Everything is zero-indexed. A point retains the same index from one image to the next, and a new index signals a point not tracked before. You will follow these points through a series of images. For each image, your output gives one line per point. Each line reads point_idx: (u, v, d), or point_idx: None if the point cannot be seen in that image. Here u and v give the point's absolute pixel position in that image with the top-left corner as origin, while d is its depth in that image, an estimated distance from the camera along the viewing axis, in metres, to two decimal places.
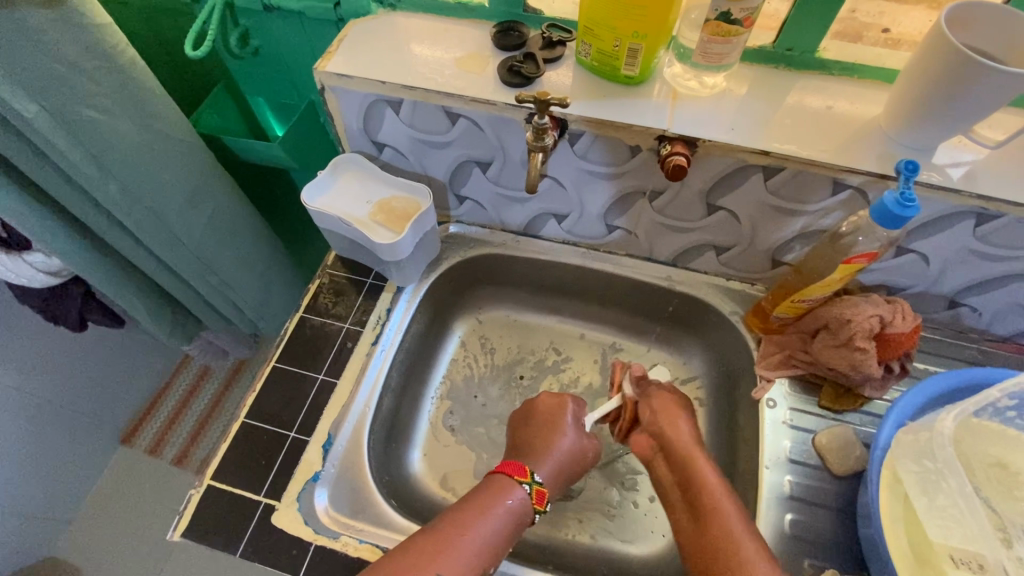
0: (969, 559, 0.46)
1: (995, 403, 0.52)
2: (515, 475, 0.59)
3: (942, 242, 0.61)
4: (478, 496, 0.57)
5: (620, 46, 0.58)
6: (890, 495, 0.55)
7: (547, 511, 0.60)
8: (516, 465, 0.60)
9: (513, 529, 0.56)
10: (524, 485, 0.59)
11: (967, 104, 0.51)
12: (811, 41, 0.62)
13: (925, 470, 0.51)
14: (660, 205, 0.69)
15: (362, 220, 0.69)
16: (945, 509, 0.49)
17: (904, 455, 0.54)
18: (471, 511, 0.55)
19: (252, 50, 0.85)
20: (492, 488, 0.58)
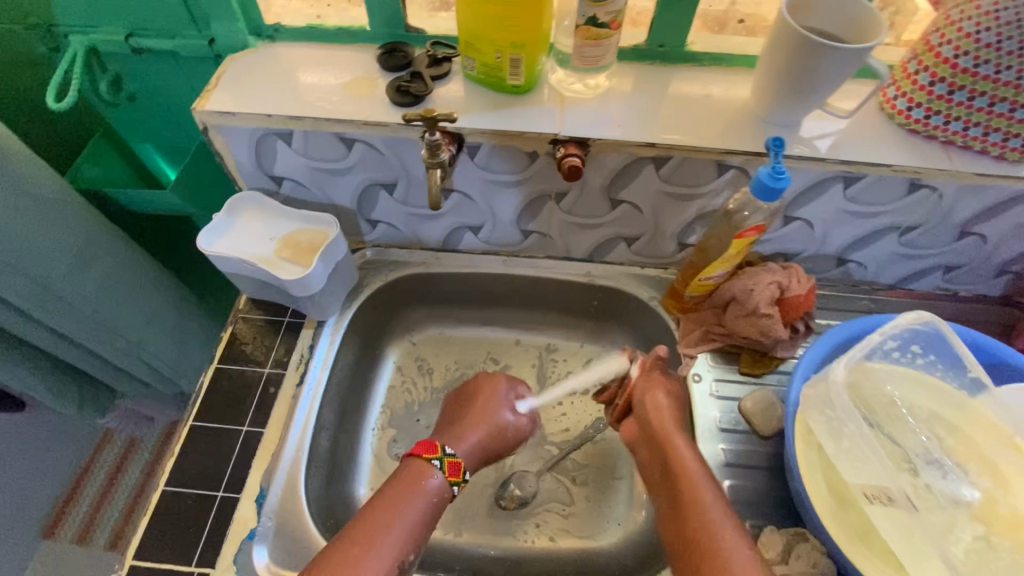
0: (879, 494, 0.52)
1: (882, 345, 0.59)
2: (424, 454, 0.57)
3: (821, 207, 0.67)
4: (394, 487, 0.55)
5: (501, 57, 0.59)
6: (805, 447, 0.58)
7: (467, 481, 0.58)
8: (425, 444, 0.59)
9: (433, 515, 0.55)
10: (435, 460, 0.57)
11: (816, 81, 0.56)
12: (679, 37, 0.66)
13: (830, 419, 0.55)
14: (567, 205, 0.71)
15: (267, 258, 0.66)
16: (851, 451, 0.54)
17: (812, 408, 0.57)
18: (389, 506, 0.53)
19: (127, 95, 0.80)
20: (404, 478, 0.55)
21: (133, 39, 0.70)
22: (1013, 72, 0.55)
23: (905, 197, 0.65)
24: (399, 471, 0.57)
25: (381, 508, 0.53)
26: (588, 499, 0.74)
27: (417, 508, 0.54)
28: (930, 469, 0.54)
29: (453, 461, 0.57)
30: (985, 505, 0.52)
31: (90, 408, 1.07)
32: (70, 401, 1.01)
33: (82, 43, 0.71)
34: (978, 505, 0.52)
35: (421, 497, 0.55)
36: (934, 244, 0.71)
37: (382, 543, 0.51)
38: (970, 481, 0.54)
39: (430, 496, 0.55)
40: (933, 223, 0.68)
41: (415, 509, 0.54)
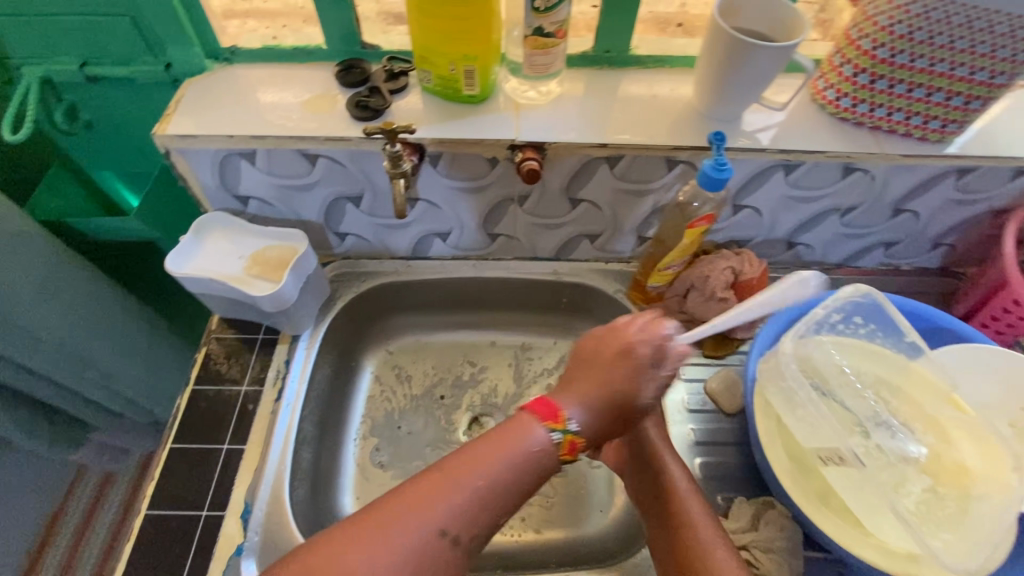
0: (831, 455, 0.56)
1: (828, 318, 0.64)
2: (545, 418, 0.50)
3: (766, 195, 0.71)
4: (497, 434, 0.49)
5: (455, 69, 0.62)
6: (764, 418, 0.62)
7: (576, 460, 0.52)
8: (547, 406, 0.51)
9: (535, 481, 0.49)
10: (554, 431, 0.50)
11: (750, 78, 0.60)
12: (623, 42, 0.70)
13: (784, 390, 0.60)
14: (530, 207, 0.74)
15: (237, 276, 0.67)
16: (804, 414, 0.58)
17: (769, 379, 0.61)
18: (483, 454, 0.47)
19: (83, 123, 0.80)
20: (509, 430, 0.49)
21: (88, 67, 0.71)
22: (926, 60, 0.60)
23: (842, 180, 0.69)
24: (506, 421, 0.50)
25: (477, 452, 0.47)
26: (570, 490, 0.76)
27: (517, 466, 0.48)
28: (880, 430, 0.57)
29: (574, 440, 0.50)
30: (931, 460, 0.56)
31: (59, 445, 1.06)
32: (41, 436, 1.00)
33: (36, 74, 0.71)
34: (926, 460, 0.56)
35: (520, 452, 0.48)
36: (873, 223, 0.76)
37: (473, 495, 0.46)
38: (917, 439, 0.57)
39: (539, 462, 0.49)
40: (870, 203, 0.73)
41: (517, 463, 0.48)
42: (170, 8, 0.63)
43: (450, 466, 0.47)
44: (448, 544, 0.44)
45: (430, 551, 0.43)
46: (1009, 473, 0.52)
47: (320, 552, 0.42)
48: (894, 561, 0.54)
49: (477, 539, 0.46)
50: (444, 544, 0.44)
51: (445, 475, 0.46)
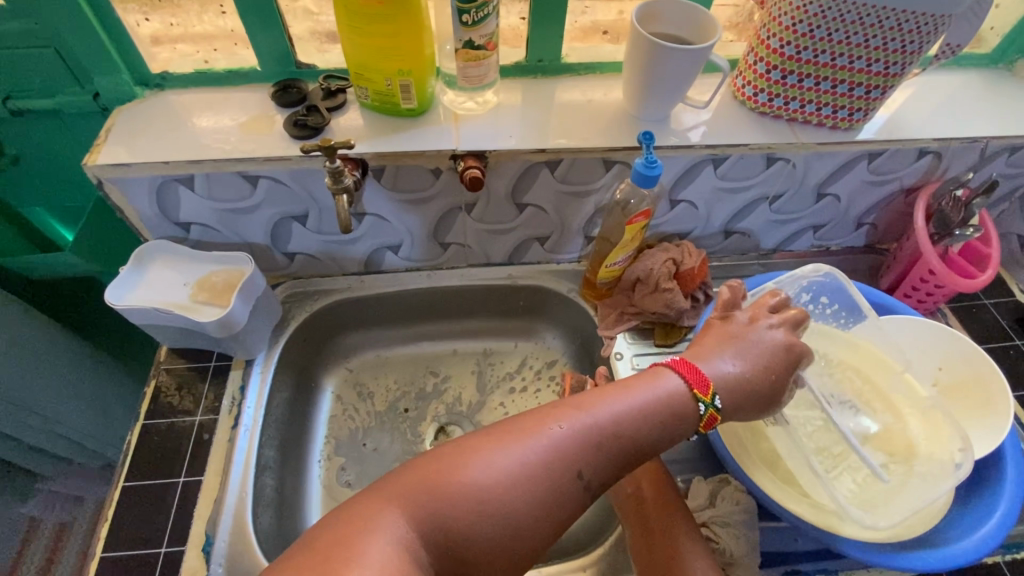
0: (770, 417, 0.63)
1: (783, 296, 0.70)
2: (695, 389, 0.52)
3: (699, 188, 0.75)
4: (640, 378, 0.53)
5: (391, 84, 0.63)
6: None
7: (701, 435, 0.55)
8: (699, 377, 0.53)
9: (670, 439, 0.52)
10: (701, 404, 0.52)
11: (672, 79, 0.64)
12: (554, 51, 0.73)
13: None
14: (478, 214, 0.75)
15: (184, 303, 0.66)
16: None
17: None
18: (628, 390, 0.51)
19: (9, 159, 0.77)
20: (650, 382, 0.53)
21: (12, 102, 0.68)
22: (828, 55, 0.65)
23: (767, 170, 0.74)
24: (647, 368, 0.55)
25: (622, 394, 0.51)
26: None
27: (655, 415, 0.50)
28: (841, 408, 0.65)
29: (714, 416, 0.53)
30: (883, 437, 0.63)
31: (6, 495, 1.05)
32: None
33: None
34: (883, 436, 0.63)
35: (662, 399, 0.51)
36: (800, 208, 0.81)
37: (611, 439, 0.48)
38: (874, 416, 0.64)
39: (678, 420, 0.52)
40: (794, 190, 0.78)
41: (658, 412, 0.51)
42: (93, 36, 0.61)
43: (592, 404, 0.49)
44: (577, 482, 0.46)
45: (565, 482, 0.46)
46: (950, 450, 0.57)
47: (459, 453, 0.46)
48: (820, 514, 0.58)
49: (604, 483, 0.48)
50: (577, 481, 0.46)
51: (584, 410, 0.49)
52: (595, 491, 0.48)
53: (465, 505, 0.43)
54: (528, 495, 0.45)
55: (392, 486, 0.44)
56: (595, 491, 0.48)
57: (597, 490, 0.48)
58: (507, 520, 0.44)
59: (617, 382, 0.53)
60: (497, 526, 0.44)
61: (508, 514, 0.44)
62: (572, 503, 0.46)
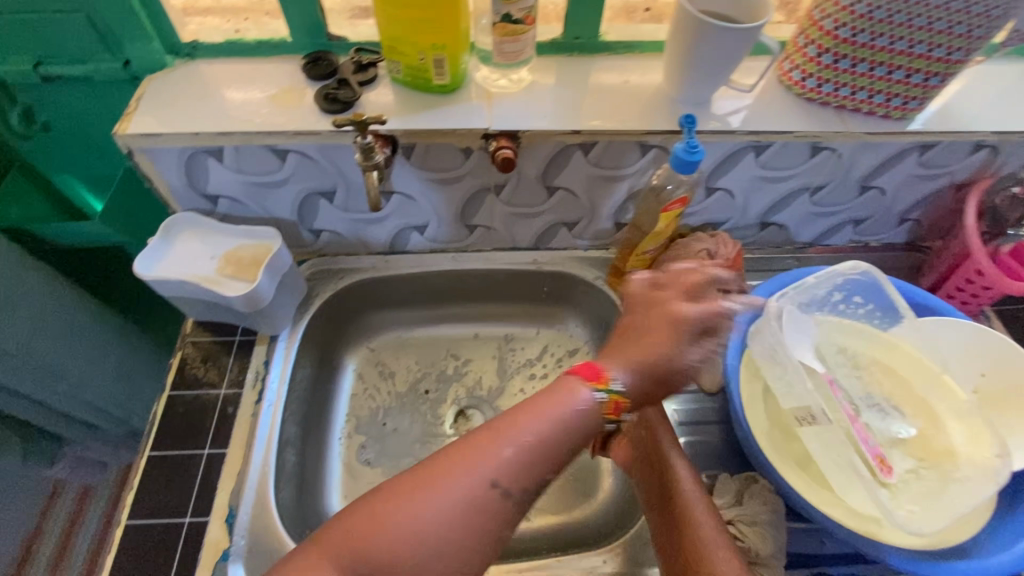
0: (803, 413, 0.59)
1: (829, 294, 0.66)
2: (590, 380, 0.53)
3: (738, 177, 0.72)
4: (544, 390, 0.52)
5: (424, 59, 0.61)
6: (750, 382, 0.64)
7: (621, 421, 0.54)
8: (591, 370, 0.54)
9: (586, 434, 0.51)
10: (598, 392, 0.52)
11: (718, 60, 0.61)
12: (592, 29, 0.70)
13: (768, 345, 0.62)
14: (507, 196, 0.73)
15: (210, 277, 0.65)
16: (784, 378, 0.60)
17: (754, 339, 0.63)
18: (536, 405, 0.50)
19: (40, 126, 0.77)
20: (553, 388, 0.52)
21: (42, 67, 0.68)
22: (886, 39, 0.61)
23: (810, 160, 0.71)
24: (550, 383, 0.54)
25: (533, 406, 0.50)
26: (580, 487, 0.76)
27: (567, 426, 0.50)
28: (872, 412, 0.61)
29: (618, 400, 0.53)
30: (918, 442, 0.59)
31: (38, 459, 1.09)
32: (12, 454, 1.00)
33: None
34: (916, 442, 0.59)
35: (571, 408, 0.50)
36: (842, 201, 0.78)
37: (524, 452, 0.48)
38: (906, 421, 0.61)
39: (590, 415, 0.51)
40: (837, 182, 0.75)
41: (569, 420, 0.50)
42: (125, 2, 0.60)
43: (506, 428, 0.48)
44: (494, 493, 0.46)
45: (479, 495, 0.45)
46: (991, 457, 0.54)
47: (379, 505, 0.44)
48: (855, 519, 0.56)
49: (528, 489, 0.47)
50: (492, 492, 0.46)
51: (498, 437, 0.48)
52: (520, 498, 0.47)
53: (395, 556, 0.43)
54: (450, 519, 0.44)
55: (327, 542, 0.43)
56: (521, 498, 0.47)
57: (522, 497, 0.47)
58: (441, 555, 0.43)
59: (526, 400, 0.52)
60: (433, 558, 0.43)
61: (440, 551, 0.43)
62: (500, 517, 0.46)
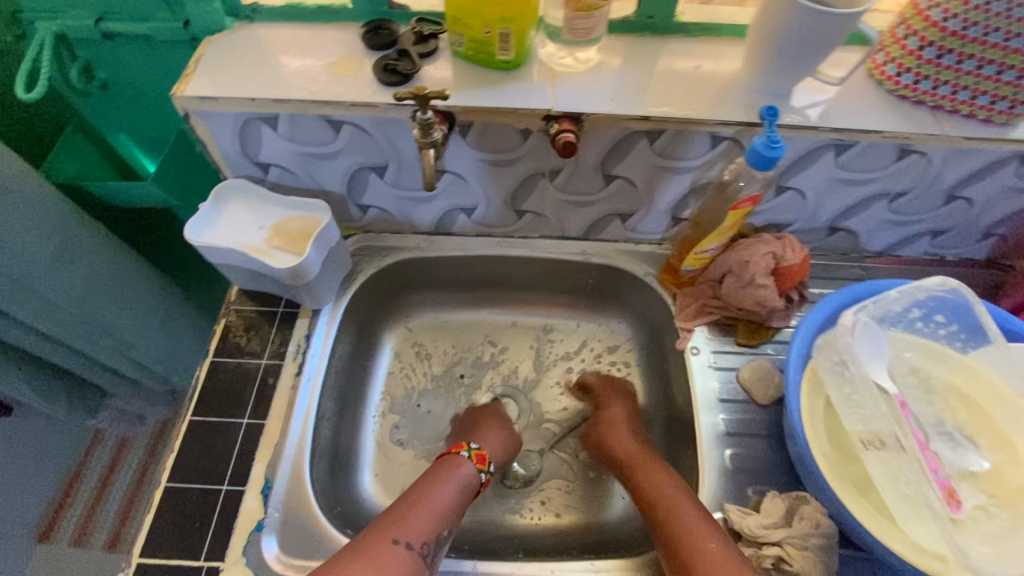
0: (872, 439, 0.53)
1: (907, 313, 0.60)
2: (454, 449, 0.67)
3: (813, 177, 0.67)
4: (430, 476, 0.63)
5: (490, 32, 0.58)
6: (812, 398, 0.60)
7: (492, 470, 0.67)
8: (453, 445, 0.68)
9: (467, 493, 0.63)
10: (464, 452, 0.66)
11: (809, 48, 0.56)
12: (668, 7, 0.65)
13: (837, 363, 0.57)
14: (562, 182, 0.70)
15: (258, 246, 0.65)
16: (852, 398, 0.56)
17: (823, 352, 0.59)
18: (424, 489, 0.61)
19: (98, 83, 0.77)
20: (440, 473, 0.63)
21: (104, 23, 0.67)
22: (1002, 34, 0.55)
23: (895, 163, 0.65)
24: (435, 469, 0.64)
25: (426, 490, 0.61)
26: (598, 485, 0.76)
27: (459, 490, 0.62)
28: (942, 440, 0.56)
29: (480, 453, 0.67)
30: (992, 477, 0.54)
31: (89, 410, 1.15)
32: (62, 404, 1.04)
33: (50, 30, 0.68)
34: (989, 478, 0.54)
35: (460, 479, 0.63)
36: (923, 210, 0.72)
37: (428, 525, 0.57)
38: (980, 454, 0.55)
39: (467, 476, 0.64)
40: (921, 189, 0.69)
41: (464, 488, 0.63)
42: None
43: (410, 511, 0.58)
44: (397, 549, 0.54)
45: (383, 553, 0.53)
46: None
47: None
48: (926, 557, 0.51)
49: (426, 542, 0.56)
50: (396, 547, 0.54)
51: (403, 520, 0.57)
52: (422, 551, 0.55)
53: None
54: None
55: None
56: (423, 550, 0.55)
57: (423, 551, 0.55)
58: None
59: (416, 489, 0.61)
60: None
61: None
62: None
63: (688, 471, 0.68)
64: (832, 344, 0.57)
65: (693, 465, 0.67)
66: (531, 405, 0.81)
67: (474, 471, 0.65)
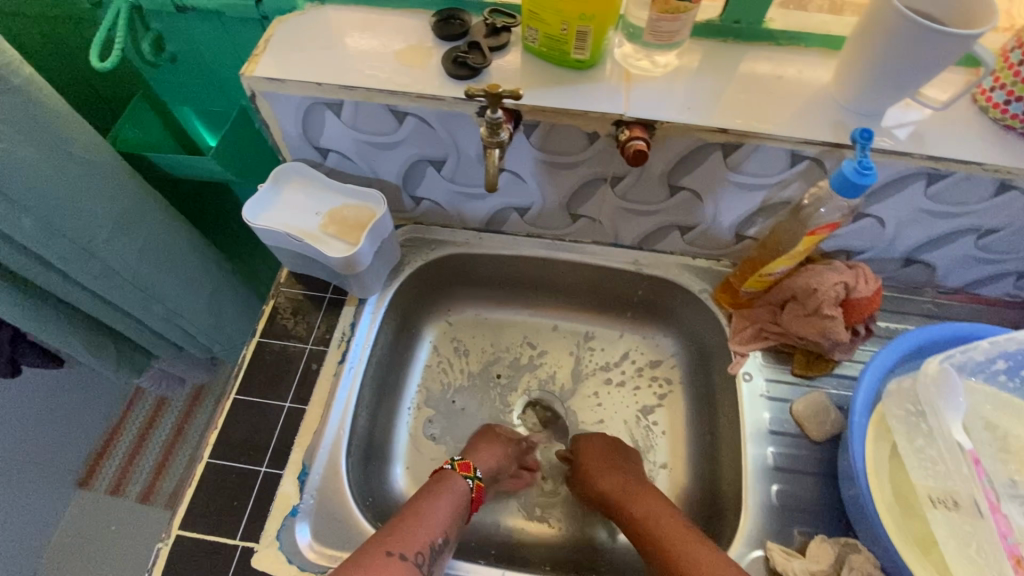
0: (944, 497, 0.50)
1: (989, 364, 0.54)
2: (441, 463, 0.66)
3: (896, 205, 0.63)
4: (422, 490, 0.62)
5: (567, 30, 0.55)
6: (878, 441, 0.57)
7: (481, 476, 0.66)
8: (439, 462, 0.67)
9: (460, 506, 0.62)
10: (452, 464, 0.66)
11: (915, 67, 0.51)
12: (757, 13, 0.61)
13: (910, 413, 0.54)
14: (623, 190, 0.67)
15: (313, 233, 0.65)
16: (925, 451, 0.52)
17: (895, 399, 0.55)
18: (417, 501, 0.60)
19: (168, 56, 0.77)
20: (433, 489, 0.62)
21: None
22: None
23: (993, 198, 0.60)
24: (428, 484, 0.63)
25: (418, 502, 0.60)
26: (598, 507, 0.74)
27: (449, 502, 0.61)
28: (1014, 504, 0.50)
29: (463, 461, 0.66)
30: None
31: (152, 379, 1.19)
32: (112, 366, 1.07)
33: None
34: None
35: (450, 492, 0.62)
36: (1013, 249, 0.66)
37: (422, 534, 0.56)
38: None
39: (455, 488, 0.63)
40: (1017, 227, 0.63)
41: (454, 498, 0.62)
42: None
43: (402, 522, 0.56)
44: (392, 559, 0.53)
45: (380, 564, 0.52)
46: None
47: None
48: None
49: (421, 552, 0.55)
50: (391, 558, 0.53)
51: (396, 530, 0.55)
52: (417, 561, 0.54)
53: None
54: None
55: None
56: (419, 559, 0.54)
57: (418, 560, 0.54)
58: None
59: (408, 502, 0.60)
60: None
61: None
62: None
63: (728, 502, 0.65)
64: (911, 392, 0.54)
65: (733, 496, 0.65)
66: (568, 414, 0.79)
67: (461, 481, 0.64)
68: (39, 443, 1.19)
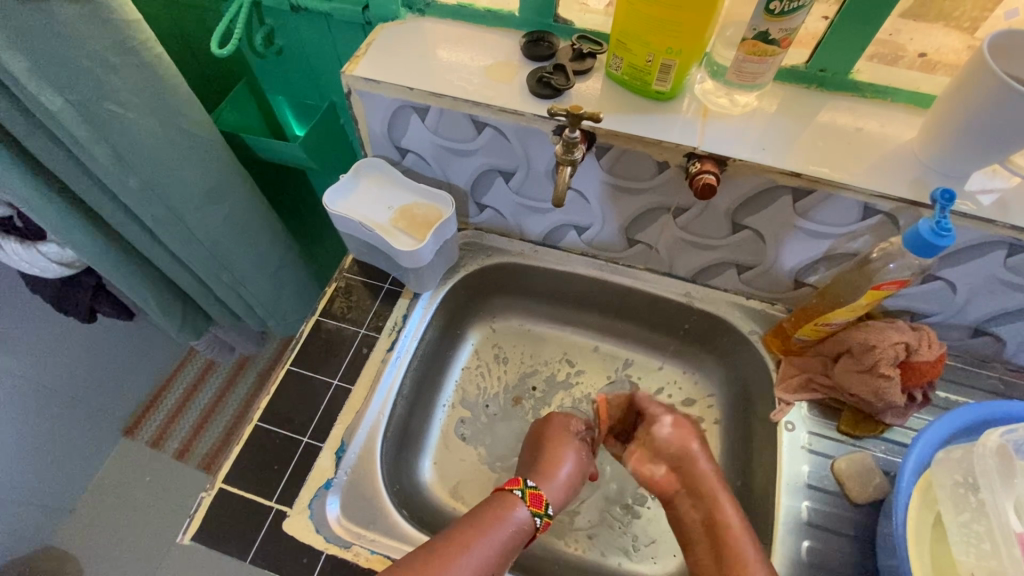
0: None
1: None
2: (531, 505, 0.60)
3: (971, 271, 0.60)
4: (481, 512, 0.57)
5: (652, 61, 0.57)
6: (922, 512, 0.54)
7: (550, 515, 0.61)
8: (535, 495, 0.61)
9: (513, 547, 0.57)
10: (518, 491, 0.61)
11: (1006, 133, 0.50)
12: (845, 64, 0.61)
13: (959, 485, 0.52)
14: (684, 222, 0.68)
15: (383, 226, 0.69)
16: (971, 527, 0.50)
17: (942, 467, 0.53)
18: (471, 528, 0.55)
19: (276, 50, 0.84)
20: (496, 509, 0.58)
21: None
22: None
23: None
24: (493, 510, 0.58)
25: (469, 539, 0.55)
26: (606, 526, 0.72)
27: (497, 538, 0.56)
28: None
29: (536, 492, 0.61)
30: None
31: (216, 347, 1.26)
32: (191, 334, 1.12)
33: None
34: None
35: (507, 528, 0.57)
36: None
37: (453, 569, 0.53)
38: None
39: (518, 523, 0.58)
40: None
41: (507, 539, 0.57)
42: None
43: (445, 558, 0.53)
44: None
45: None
46: None
47: None
48: None
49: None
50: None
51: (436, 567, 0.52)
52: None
53: None
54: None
55: None
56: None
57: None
58: None
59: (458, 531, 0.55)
60: None
61: None
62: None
63: None
64: (962, 463, 0.52)
65: (760, 544, 0.63)
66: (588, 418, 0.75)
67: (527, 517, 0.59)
68: (97, 385, 1.28)
